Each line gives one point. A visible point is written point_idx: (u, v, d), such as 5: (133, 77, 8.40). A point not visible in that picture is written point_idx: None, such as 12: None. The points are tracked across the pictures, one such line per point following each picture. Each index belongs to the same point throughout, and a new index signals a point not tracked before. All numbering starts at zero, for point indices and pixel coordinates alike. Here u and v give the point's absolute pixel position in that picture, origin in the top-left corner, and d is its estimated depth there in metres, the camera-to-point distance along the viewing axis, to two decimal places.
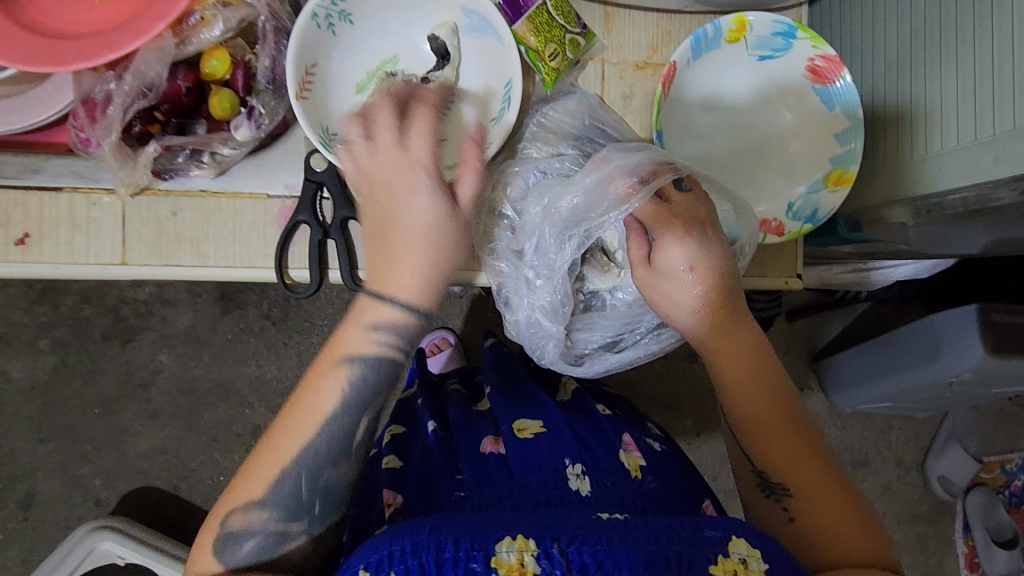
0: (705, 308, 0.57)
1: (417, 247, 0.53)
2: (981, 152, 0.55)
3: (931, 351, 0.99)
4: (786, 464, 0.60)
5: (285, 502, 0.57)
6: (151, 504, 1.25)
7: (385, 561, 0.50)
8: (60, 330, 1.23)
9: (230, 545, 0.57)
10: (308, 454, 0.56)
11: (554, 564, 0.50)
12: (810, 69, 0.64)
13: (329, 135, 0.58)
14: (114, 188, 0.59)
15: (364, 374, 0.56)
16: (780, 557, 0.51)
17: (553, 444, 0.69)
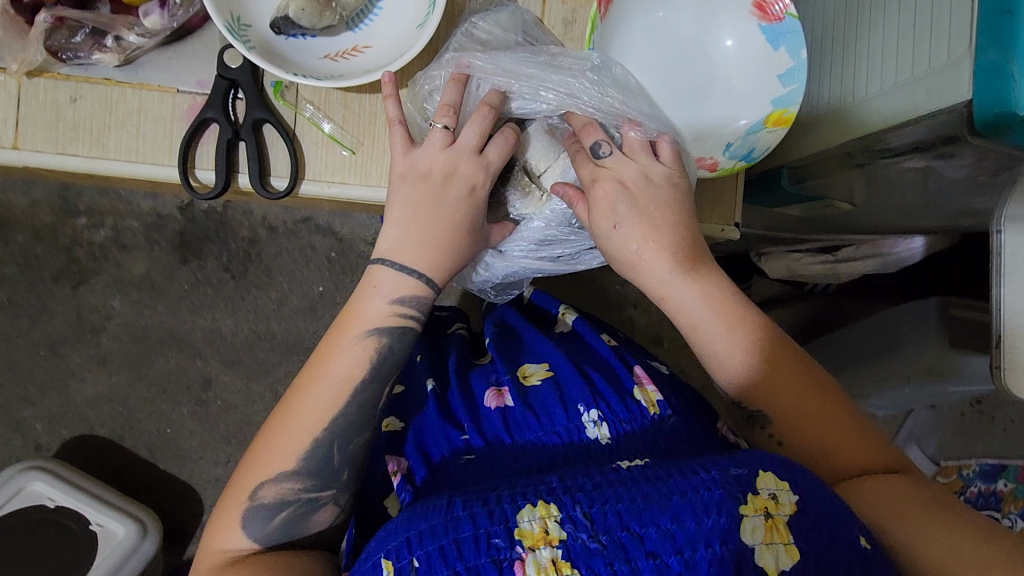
0: (642, 261, 0.58)
1: (435, 242, 0.57)
2: (914, 87, 0.54)
3: (889, 344, 0.98)
4: (771, 393, 0.58)
5: (313, 471, 0.55)
6: (92, 454, 1.20)
7: (404, 547, 0.46)
8: (10, 267, 1.18)
9: (260, 516, 0.55)
10: (338, 428, 0.56)
11: (580, 528, 0.45)
12: (756, 4, 0.62)
13: (240, 25, 0.55)
14: (6, 66, 0.56)
15: (391, 344, 0.57)
16: (807, 483, 0.47)
17: (561, 390, 0.65)
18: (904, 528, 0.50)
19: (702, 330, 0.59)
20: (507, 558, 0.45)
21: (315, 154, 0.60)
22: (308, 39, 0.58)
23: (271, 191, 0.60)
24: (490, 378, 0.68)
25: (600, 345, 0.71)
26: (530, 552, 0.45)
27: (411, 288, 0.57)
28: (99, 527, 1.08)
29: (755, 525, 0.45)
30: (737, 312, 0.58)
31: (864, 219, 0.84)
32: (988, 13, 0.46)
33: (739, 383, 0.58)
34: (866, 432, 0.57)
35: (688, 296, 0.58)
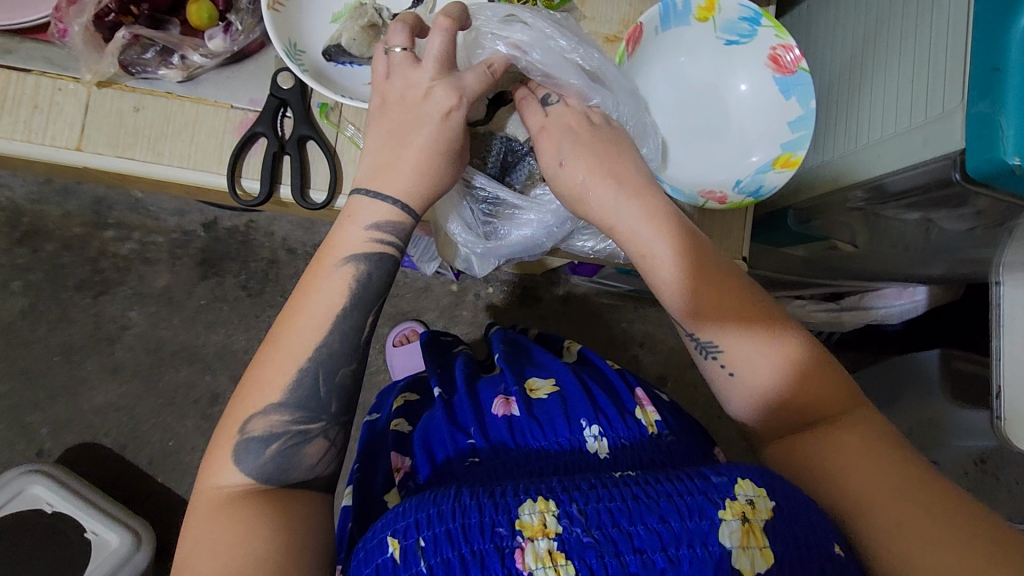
0: (586, 193, 0.60)
1: (417, 152, 0.56)
2: (914, 137, 0.58)
3: (891, 395, 1.00)
4: (717, 318, 0.55)
5: (301, 400, 0.53)
6: (94, 463, 1.21)
7: (412, 527, 0.44)
8: (36, 274, 1.22)
9: (249, 450, 0.51)
10: (324, 357, 0.53)
11: (575, 523, 0.44)
12: (771, 57, 0.66)
13: (295, 50, 0.61)
14: (80, 76, 0.61)
15: (368, 270, 0.56)
16: (786, 493, 0.46)
17: (566, 404, 0.64)
18: (885, 513, 0.45)
19: (652, 256, 0.58)
20: (507, 547, 0.43)
21: (353, 172, 0.64)
22: (354, 67, 0.63)
23: (309, 202, 0.64)
24: (499, 388, 0.68)
25: (603, 364, 0.74)
26: (528, 542, 0.43)
27: (382, 214, 0.56)
28: (94, 535, 1.08)
29: (732, 528, 0.43)
30: (688, 242, 0.58)
31: (866, 264, 0.87)
32: (978, 71, 0.50)
33: (684, 306, 0.57)
34: (831, 380, 0.53)
35: (633, 220, 0.58)
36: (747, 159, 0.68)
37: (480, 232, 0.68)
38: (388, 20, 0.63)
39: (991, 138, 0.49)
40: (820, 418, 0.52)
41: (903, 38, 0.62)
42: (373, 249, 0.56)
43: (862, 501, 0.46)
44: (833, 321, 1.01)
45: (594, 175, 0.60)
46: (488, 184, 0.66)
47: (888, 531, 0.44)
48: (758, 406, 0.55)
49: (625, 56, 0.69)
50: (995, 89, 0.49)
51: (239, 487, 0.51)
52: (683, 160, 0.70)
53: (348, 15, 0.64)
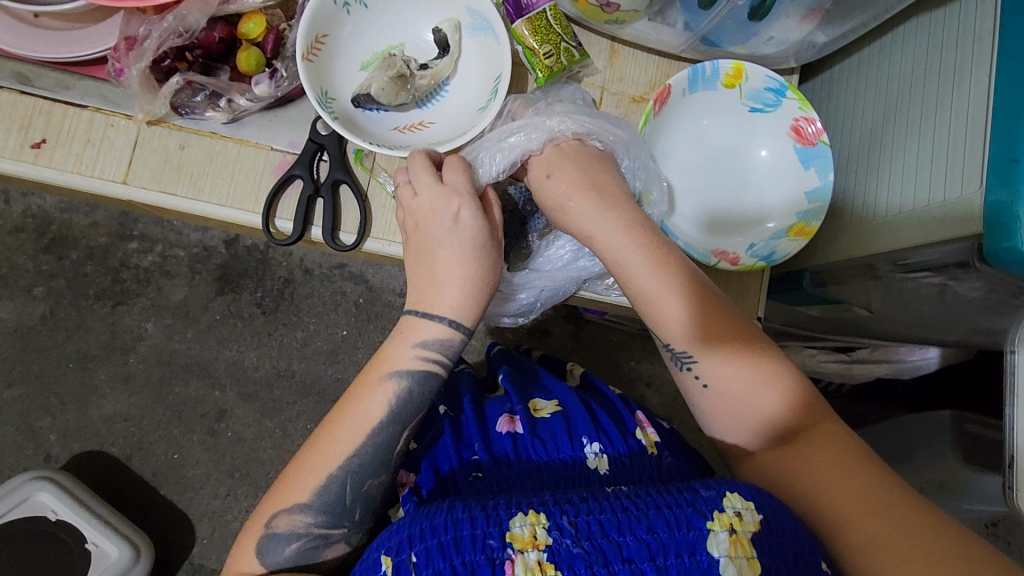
0: (567, 205, 0.62)
1: (455, 271, 0.58)
2: (931, 217, 0.60)
3: (901, 453, 0.98)
4: (691, 329, 0.58)
5: (327, 505, 0.55)
6: (99, 472, 1.22)
7: (404, 544, 0.48)
8: (59, 281, 1.24)
9: (273, 547, 0.54)
10: (353, 466, 0.56)
11: (566, 534, 0.46)
12: (793, 128, 0.69)
13: (326, 98, 0.63)
14: (132, 114, 0.64)
15: (409, 387, 0.57)
16: (772, 508, 0.48)
17: (569, 424, 0.65)
18: (860, 529, 0.47)
19: (627, 265, 0.59)
20: (498, 558, 0.46)
21: (382, 216, 0.67)
22: (381, 113, 0.66)
23: (338, 243, 0.66)
24: (505, 406, 0.67)
25: (606, 389, 0.74)
26: (519, 554, 0.46)
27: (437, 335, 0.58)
28: (94, 547, 1.09)
29: (720, 539, 0.46)
30: (661, 252, 0.60)
31: (878, 325, 0.87)
32: (997, 159, 0.52)
33: (662, 318, 0.58)
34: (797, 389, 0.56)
35: (611, 231, 0.60)
36: (763, 225, 0.70)
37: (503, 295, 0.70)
38: (415, 72, 0.65)
39: (1009, 228, 0.50)
40: (789, 430, 0.55)
41: (922, 113, 0.63)
42: (418, 367, 0.58)
43: (839, 511, 0.49)
44: (842, 373, 0.99)
45: (572, 187, 0.62)
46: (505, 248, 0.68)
47: (865, 546, 0.47)
48: (728, 414, 0.57)
49: (651, 114, 0.69)
50: (1013, 178, 0.50)
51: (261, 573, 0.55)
52: (697, 220, 0.71)
53: (377, 64, 0.66)
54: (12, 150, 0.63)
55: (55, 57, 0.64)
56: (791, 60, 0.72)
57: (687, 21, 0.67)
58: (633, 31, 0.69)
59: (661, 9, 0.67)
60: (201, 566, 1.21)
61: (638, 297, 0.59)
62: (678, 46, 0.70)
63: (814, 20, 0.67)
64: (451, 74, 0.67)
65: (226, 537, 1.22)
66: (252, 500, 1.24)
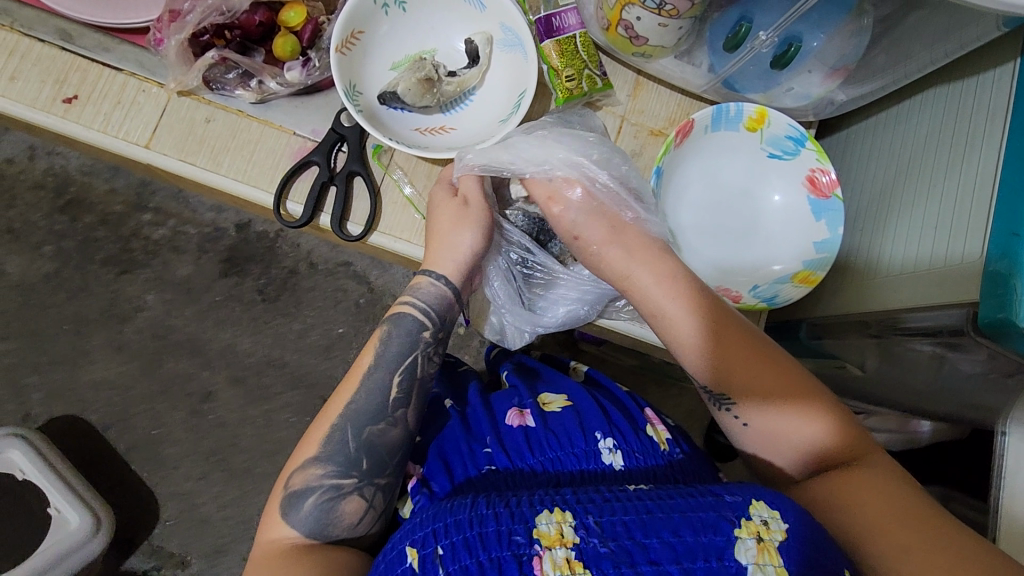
0: (599, 252, 0.63)
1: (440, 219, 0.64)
2: (926, 278, 0.61)
3: None
4: (727, 371, 0.56)
5: (335, 454, 0.58)
6: (79, 436, 1.22)
7: (431, 537, 0.48)
8: (68, 242, 1.26)
9: (292, 505, 0.56)
10: (352, 414, 0.59)
11: (592, 533, 0.45)
12: (809, 178, 0.70)
13: (354, 91, 0.65)
14: (165, 82, 0.66)
15: (392, 333, 0.62)
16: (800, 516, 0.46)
17: (581, 418, 0.64)
18: (890, 544, 0.45)
19: (663, 311, 0.59)
20: (525, 554, 0.45)
21: (392, 212, 0.68)
22: (404, 113, 0.67)
23: (345, 233, 0.67)
24: (513, 400, 0.67)
25: (614, 387, 0.73)
26: (546, 551, 0.45)
27: (422, 287, 0.64)
28: (57, 512, 1.08)
29: (747, 545, 0.44)
30: (682, 281, 0.60)
31: (874, 388, 0.87)
32: (1000, 232, 0.52)
33: (695, 362, 0.58)
34: (830, 410, 0.55)
35: (646, 278, 0.60)
36: (770, 268, 0.71)
37: (526, 308, 0.71)
38: (442, 77, 0.67)
39: (1005, 298, 0.50)
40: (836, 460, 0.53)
41: (943, 166, 0.63)
42: (403, 313, 0.62)
43: (866, 534, 0.47)
44: None
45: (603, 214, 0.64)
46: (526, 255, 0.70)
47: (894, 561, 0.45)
48: (767, 445, 0.56)
49: (672, 145, 0.70)
50: (1012, 250, 0.50)
51: (289, 538, 0.54)
52: (705, 256, 0.72)
53: (407, 66, 0.68)
54: (45, 102, 0.65)
55: (100, 21, 0.67)
56: (811, 112, 0.73)
57: (712, 63, 0.69)
58: (658, 66, 0.70)
59: (689, 50, 0.69)
60: (162, 547, 1.20)
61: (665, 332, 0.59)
62: (700, 85, 0.72)
63: (836, 80, 0.68)
64: (477, 84, 0.69)
65: (192, 520, 1.21)
66: (224, 486, 1.23)
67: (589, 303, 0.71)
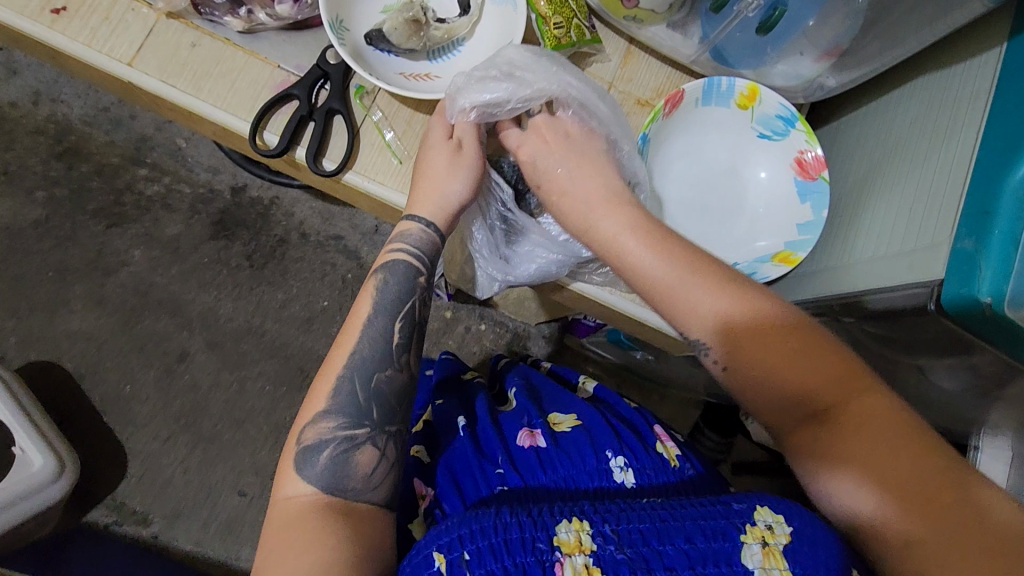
0: (579, 211, 0.63)
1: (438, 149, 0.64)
2: (900, 260, 0.59)
3: None
4: (698, 313, 0.55)
5: (345, 405, 0.58)
6: (50, 384, 1.20)
7: (455, 540, 0.47)
8: (61, 190, 1.25)
9: (306, 459, 0.55)
10: (361, 362, 0.59)
11: (609, 541, 0.47)
12: (797, 160, 0.70)
13: (340, 26, 0.65)
14: (154, 3, 0.66)
15: (389, 280, 0.62)
16: (810, 524, 0.47)
17: (591, 436, 0.66)
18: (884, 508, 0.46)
19: (635, 261, 0.59)
20: (547, 560, 0.47)
21: (369, 153, 0.68)
22: (390, 56, 0.67)
23: (319, 168, 0.66)
24: (523, 421, 0.68)
25: (621, 403, 0.75)
26: (567, 557, 0.47)
27: (412, 232, 0.64)
28: (19, 452, 1.05)
29: (753, 550, 0.46)
30: (671, 240, 0.59)
31: None
32: (972, 211, 0.52)
33: (669, 305, 0.56)
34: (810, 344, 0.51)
35: (614, 227, 0.61)
36: (752, 246, 0.70)
37: (495, 257, 0.70)
38: (430, 21, 0.67)
39: (969, 274, 0.50)
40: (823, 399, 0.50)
41: (921, 152, 0.63)
42: (393, 258, 0.63)
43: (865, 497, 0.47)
44: None
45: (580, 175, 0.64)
46: (505, 203, 0.69)
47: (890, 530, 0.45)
48: (755, 395, 0.53)
49: (660, 114, 0.69)
50: (983, 229, 0.50)
51: (306, 496, 0.54)
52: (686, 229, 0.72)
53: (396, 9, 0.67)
54: (33, 11, 0.64)
55: None
56: (799, 95, 0.72)
57: (703, 33, 0.69)
58: (649, 34, 0.70)
59: (683, 21, 0.70)
60: (121, 504, 1.18)
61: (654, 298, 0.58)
62: (689, 56, 0.71)
63: (829, 60, 0.67)
64: (466, 35, 0.69)
65: (154, 481, 1.20)
66: (190, 449, 1.21)
67: (557, 257, 0.67)
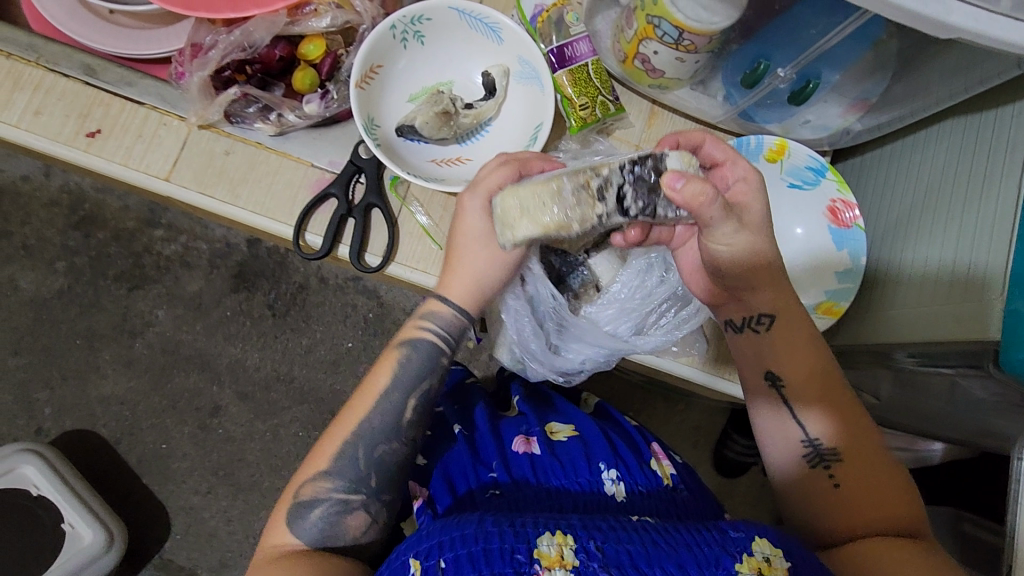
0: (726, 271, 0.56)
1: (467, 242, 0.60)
2: (946, 315, 0.61)
3: None
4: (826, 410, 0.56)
5: (345, 471, 0.58)
6: (90, 449, 1.23)
7: (434, 549, 0.50)
8: (81, 258, 1.26)
9: (299, 515, 0.57)
10: (364, 432, 0.59)
11: (593, 558, 0.49)
12: (830, 208, 0.71)
13: (372, 124, 0.65)
14: (185, 115, 0.67)
15: (411, 354, 0.60)
16: (803, 555, 0.49)
17: (587, 449, 0.69)
18: None
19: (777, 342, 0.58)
20: (527, 572, 0.48)
21: (409, 243, 0.69)
22: (421, 144, 0.68)
23: (363, 264, 0.68)
24: (521, 427, 0.72)
25: (623, 419, 0.78)
26: (546, 571, 0.48)
27: (437, 313, 0.61)
28: (70, 527, 1.07)
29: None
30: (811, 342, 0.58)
31: (885, 412, 0.86)
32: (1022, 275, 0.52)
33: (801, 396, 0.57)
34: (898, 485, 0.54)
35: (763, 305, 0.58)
36: None
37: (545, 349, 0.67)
38: (460, 110, 0.67)
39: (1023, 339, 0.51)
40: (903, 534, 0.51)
41: (959, 199, 0.63)
42: (418, 337, 0.61)
43: None
44: None
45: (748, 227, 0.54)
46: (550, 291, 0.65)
47: None
48: (843, 508, 0.53)
49: None
50: None
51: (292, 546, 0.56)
52: None
53: (424, 98, 0.68)
54: (68, 136, 0.66)
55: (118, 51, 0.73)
56: (824, 142, 0.73)
57: (728, 94, 0.68)
58: (674, 97, 0.70)
59: (704, 79, 0.69)
60: (170, 561, 1.21)
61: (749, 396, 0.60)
62: (716, 115, 0.71)
63: (857, 112, 0.68)
64: (493, 116, 0.69)
65: (199, 534, 1.22)
66: (231, 500, 1.23)
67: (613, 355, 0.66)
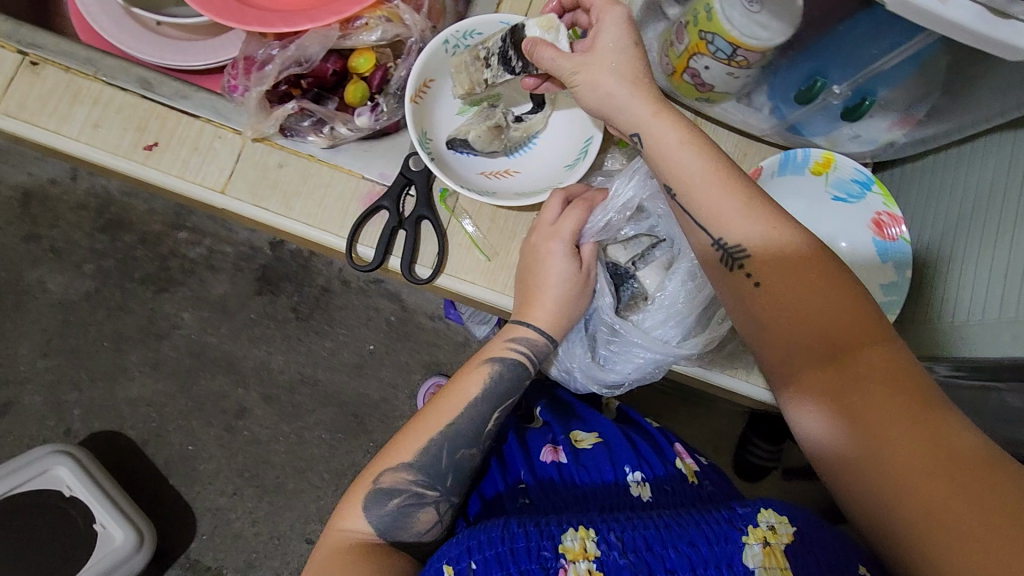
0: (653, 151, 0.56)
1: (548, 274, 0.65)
2: (1000, 331, 0.62)
3: None
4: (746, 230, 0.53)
5: (426, 465, 0.61)
6: (117, 450, 1.24)
7: (465, 552, 0.53)
8: (108, 261, 1.27)
9: (376, 500, 0.59)
10: (454, 432, 0.62)
11: (613, 547, 0.53)
12: (874, 221, 0.71)
13: (425, 138, 0.66)
14: (240, 129, 0.68)
15: (501, 371, 0.65)
16: (802, 525, 0.55)
17: (612, 453, 0.70)
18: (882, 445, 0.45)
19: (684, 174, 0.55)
20: (553, 567, 0.52)
21: (458, 254, 0.69)
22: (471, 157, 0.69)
23: (414, 276, 0.68)
24: (547, 437, 0.73)
25: (645, 421, 0.80)
26: (571, 563, 0.52)
27: (521, 336, 0.66)
28: (101, 528, 1.09)
29: (754, 551, 0.53)
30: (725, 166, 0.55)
31: None
32: None
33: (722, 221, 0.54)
34: (836, 287, 0.50)
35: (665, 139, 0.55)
36: None
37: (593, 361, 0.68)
38: (510, 124, 0.69)
39: None
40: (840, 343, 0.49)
41: (1011, 214, 0.63)
42: (506, 355, 0.65)
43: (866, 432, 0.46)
44: None
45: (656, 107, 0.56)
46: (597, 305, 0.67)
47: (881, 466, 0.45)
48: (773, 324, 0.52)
49: None
50: None
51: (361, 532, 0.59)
52: None
53: (474, 112, 0.69)
54: (126, 149, 0.67)
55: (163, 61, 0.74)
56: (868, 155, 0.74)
57: (775, 106, 0.68)
58: (720, 109, 0.71)
59: (749, 92, 0.68)
60: (197, 561, 1.22)
61: (758, 354, 0.54)
62: (761, 128, 0.72)
63: (904, 127, 0.68)
64: (540, 129, 0.70)
65: (226, 535, 1.23)
66: (257, 502, 1.24)
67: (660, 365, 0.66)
